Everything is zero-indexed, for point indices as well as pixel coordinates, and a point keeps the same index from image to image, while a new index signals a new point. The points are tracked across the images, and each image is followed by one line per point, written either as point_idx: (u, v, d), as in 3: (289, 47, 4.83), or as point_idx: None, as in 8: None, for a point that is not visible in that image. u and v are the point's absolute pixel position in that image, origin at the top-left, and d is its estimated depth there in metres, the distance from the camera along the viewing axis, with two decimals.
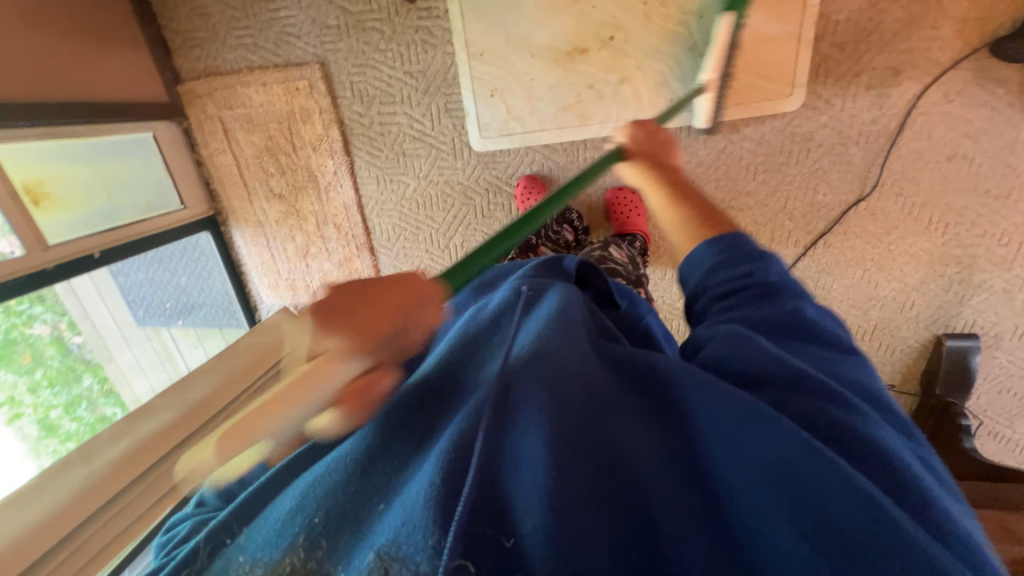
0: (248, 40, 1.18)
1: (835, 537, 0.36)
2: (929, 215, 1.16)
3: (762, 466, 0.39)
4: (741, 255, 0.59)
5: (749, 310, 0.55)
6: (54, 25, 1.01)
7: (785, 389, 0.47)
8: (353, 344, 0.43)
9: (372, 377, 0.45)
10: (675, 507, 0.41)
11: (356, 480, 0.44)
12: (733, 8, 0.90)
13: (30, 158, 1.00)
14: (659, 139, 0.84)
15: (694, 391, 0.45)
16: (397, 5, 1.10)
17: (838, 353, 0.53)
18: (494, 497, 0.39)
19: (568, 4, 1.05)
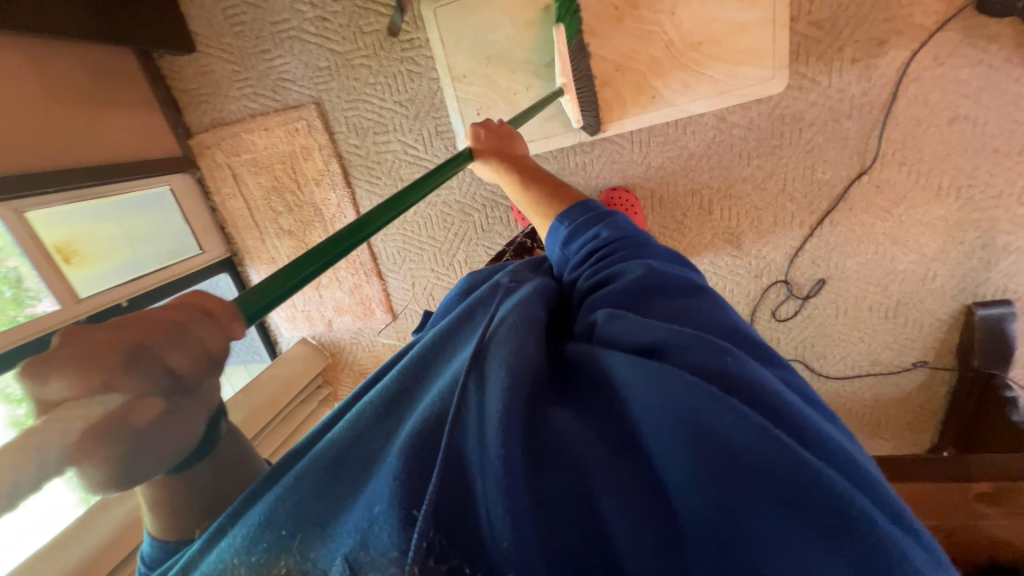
0: (248, 90, 1.26)
1: (767, 500, 0.33)
2: (938, 182, 1.12)
3: (673, 430, 0.37)
4: (578, 236, 0.64)
5: (617, 279, 0.55)
6: (77, 96, 1.10)
7: (696, 349, 0.41)
8: (90, 377, 0.30)
9: (131, 412, 0.31)
10: (604, 488, 0.39)
11: (321, 492, 0.45)
12: (563, 19, 1.02)
13: (60, 221, 1.09)
14: (503, 134, 0.87)
15: (626, 364, 0.43)
16: (380, 41, 1.16)
17: (685, 297, 0.51)
18: (456, 490, 0.41)
19: (539, 18, 1.08)
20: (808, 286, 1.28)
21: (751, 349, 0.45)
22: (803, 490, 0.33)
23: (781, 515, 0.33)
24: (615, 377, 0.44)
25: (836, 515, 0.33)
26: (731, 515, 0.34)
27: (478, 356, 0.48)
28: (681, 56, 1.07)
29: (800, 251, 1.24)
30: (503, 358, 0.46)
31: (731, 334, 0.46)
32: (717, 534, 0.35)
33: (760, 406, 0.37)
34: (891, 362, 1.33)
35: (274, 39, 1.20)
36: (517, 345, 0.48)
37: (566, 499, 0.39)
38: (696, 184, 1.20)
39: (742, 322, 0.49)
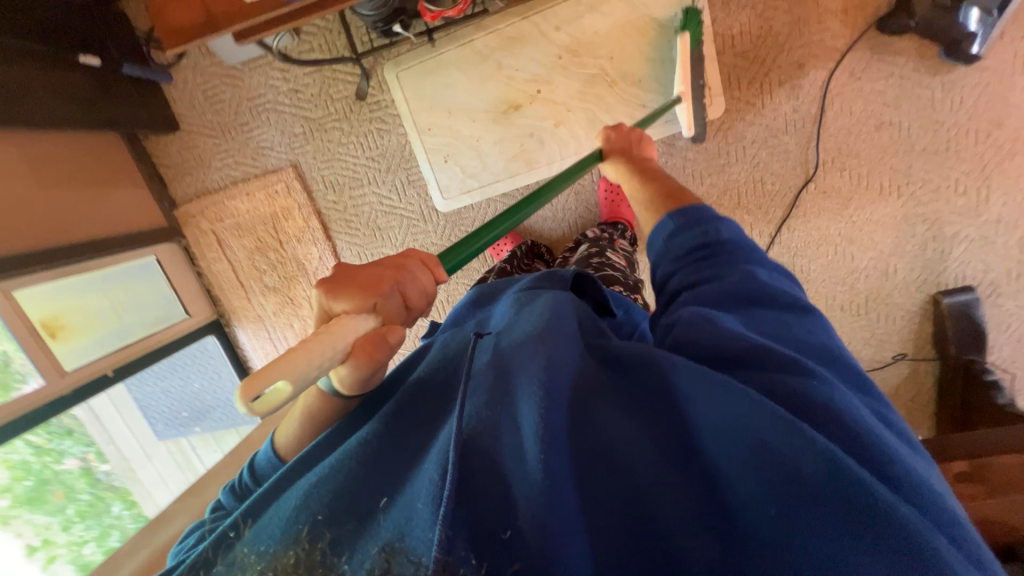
0: (229, 160, 1.34)
1: (818, 504, 0.39)
2: (879, 182, 1.19)
3: (720, 435, 0.44)
4: (684, 236, 0.64)
5: (723, 281, 0.58)
6: (68, 180, 1.16)
7: (769, 363, 0.48)
8: (363, 300, 0.50)
9: (386, 331, 0.50)
10: (646, 489, 0.44)
11: (360, 489, 0.49)
12: (689, 29, 1.05)
13: (47, 296, 1.12)
14: (630, 138, 0.91)
15: (685, 381, 0.47)
16: (350, 105, 1.25)
17: (791, 314, 0.56)
18: (491, 493, 0.44)
19: (494, 72, 1.18)
20: None
21: (843, 373, 0.51)
22: (850, 501, 0.39)
23: (825, 516, 0.39)
24: (676, 389, 0.48)
25: (887, 527, 0.38)
26: (771, 515, 0.40)
27: (523, 363, 0.52)
28: (626, 92, 1.16)
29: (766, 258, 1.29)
30: (553, 371, 0.50)
31: (829, 357, 0.52)
32: (743, 530, 0.41)
33: (825, 424, 0.44)
34: (873, 358, 1.36)
35: (251, 112, 1.30)
36: (563, 356, 0.53)
37: (608, 501, 0.44)
38: None
39: (843, 348, 0.54)
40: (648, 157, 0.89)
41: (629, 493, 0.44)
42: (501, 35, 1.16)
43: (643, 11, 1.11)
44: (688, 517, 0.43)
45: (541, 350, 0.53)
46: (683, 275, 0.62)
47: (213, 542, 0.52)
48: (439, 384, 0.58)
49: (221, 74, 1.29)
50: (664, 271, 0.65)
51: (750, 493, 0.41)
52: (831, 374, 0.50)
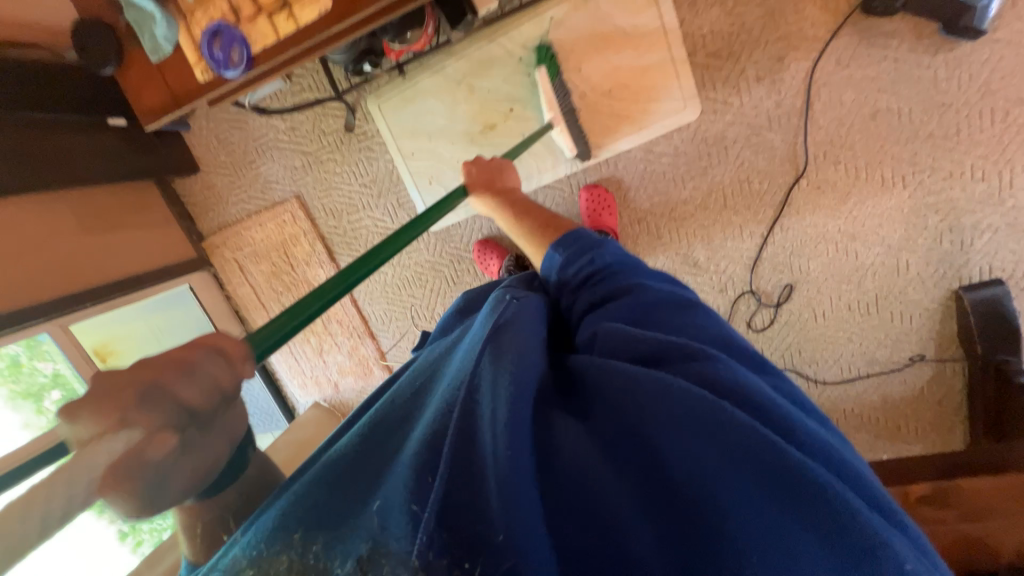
0: (242, 195, 1.49)
1: (759, 484, 0.38)
2: (881, 173, 1.11)
3: (671, 428, 0.41)
4: (574, 259, 0.69)
5: (619, 295, 0.60)
6: (110, 224, 1.33)
7: (679, 351, 0.49)
8: (117, 410, 0.33)
9: (147, 448, 0.32)
10: (608, 485, 0.42)
11: (334, 492, 0.46)
12: (544, 64, 1.10)
13: (97, 329, 1.31)
14: (489, 169, 0.98)
15: (623, 372, 0.46)
16: (341, 138, 1.35)
17: (682, 310, 0.57)
18: (462, 494, 0.40)
19: (467, 94, 1.22)
20: (777, 293, 1.25)
21: (744, 358, 0.52)
22: (791, 484, 0.38)
23: (763, 500, 0.38)
24: (621, 374, 0.46)
25: (813, 501, 0.38)
26: (713, 503, 0.39)
27: (502, 359, 0.48)
28: (596, 103, 1.16)
29: (760, 260, 1.23)
30: (527, 364, 0.48)
31: (723, 344, 0.53)
32: (696, 521, 0.39)
33: (753, 411, 0.43)
34: (889, 360, 1.25)
35: (257, 151, 1.43)
36: (536, 354, 0.50)
37: (575, 497, 0.42)
38: (640, 213, 1.24)
39: (733, 331, 0.56)
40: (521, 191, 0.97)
41: (592, 490, 0.42)
42: (471, 59, 1.19)
43: (607, 21, 1.10)
44: (645, 512, 0.41)
45: (507, 343, 0.49)
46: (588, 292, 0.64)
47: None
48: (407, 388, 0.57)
49: (230, 119, 1.42)
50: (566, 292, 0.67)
51: (697, 484, 0.39)
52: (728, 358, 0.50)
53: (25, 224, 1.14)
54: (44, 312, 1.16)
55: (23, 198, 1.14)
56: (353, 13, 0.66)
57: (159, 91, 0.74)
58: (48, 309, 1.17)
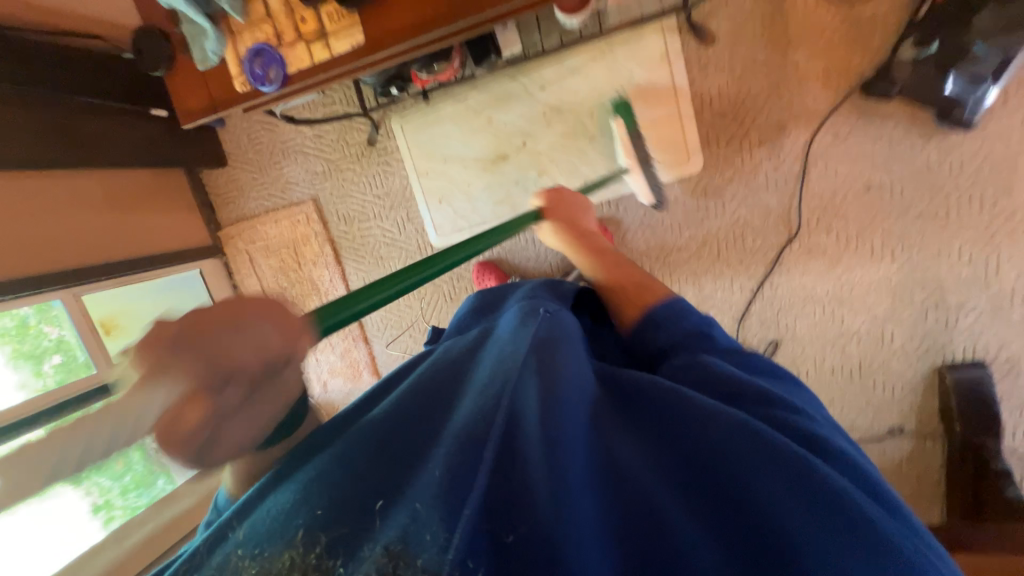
0: (263, 192, 1.57)
1: (851, 535, 0.39)
2: (870, 244, 1.15)
3: (726, 449, 0.43)
4: (669, 325, 0.64)
5: (719, 357, 0.58)
6: (134, 205, 1.40)
7: (766, 400, 0.51)
8: (165, 361, 0.37)
9: (182, 409, 0.36)
10: (661, 500, 0.43)
11: (361, 478, 0.47)
12: (621, 114, 1.14)
13: (107, 302, 1.35)
14: (573, 204, 0.96)
15: (695, 405, 0.47)
16: (362, 151, 1.42)
17: (786, 379, 0.59)
18: (496, 498, 0.41)
19: (485, 125, 1.30)
20: (762, 348, 1.27)
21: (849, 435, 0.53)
22: (832, 507, 0.40)
23: (816, 524, 0.39)
24: (698, 408, 0.47)
25: (904, 564, 0.38)
26: (771, 525, 0.40)
27: (548, 371, 0.49)
28: (604, 147, 1.22)
29: (748, 312, 1.26)
30: (570, 378, 0.49)
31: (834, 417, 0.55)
32: (773, 557, 0.39)
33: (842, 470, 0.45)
34: (869, 429, 1.26)
35: (283, 153, 1.51)
36: (581, 370, 0.51)
37: (623, 511, 0.43)
38: (636, 255, 1.28)
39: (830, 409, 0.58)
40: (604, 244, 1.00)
41: (646, 503, 0.43)
42: (492, 93, 1.27)
43: (623, 73, 1.17)
44: (701, 531, 0.41)
45: (553, 358, 0.51)
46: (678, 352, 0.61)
47: (212, 538, 0.50)
48: (436, 379, 0.56)
49: (262, 121, 1.51)
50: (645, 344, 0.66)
51: (750, 503, 0.41)
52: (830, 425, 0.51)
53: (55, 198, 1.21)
54: (60, 279, 1.21)
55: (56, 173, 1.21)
56: (381, 47, 0.72)
57: (201, 96, 0.81)
58: (61, 277, 1.22)
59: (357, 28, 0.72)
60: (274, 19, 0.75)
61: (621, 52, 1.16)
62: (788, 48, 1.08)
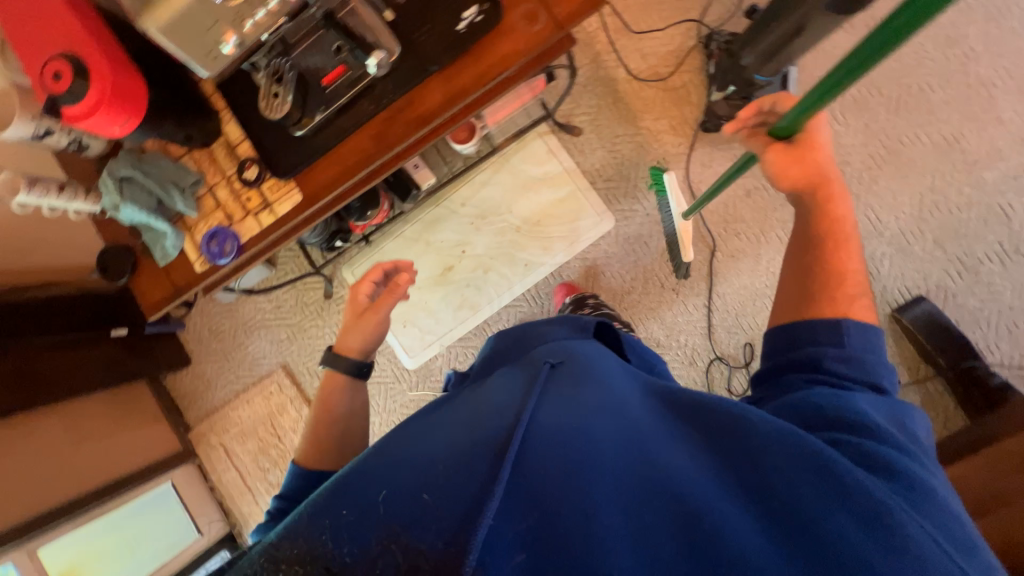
0: (231, 375, 1.58)
1: (897, 551, 0.41)
2: (775, 234, 1.32)
3: (759, 452, 0.49)
4: (852, 355, 0.66)
5: (854, 392, 0.63)
6: (99, 431, 1.34)
7: (844, 424, 0.56)
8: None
9: None
10: (697, 494, 0.46)
11: (381, 475, 0.47)
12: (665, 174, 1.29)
13: (68, 550, 1.22)
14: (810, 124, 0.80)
15: (759, 426, 0.51)
16: (321, 306, 1.52)
17: (902, 410, 0.62)
18: (519, 503, 0.43)
19: (427, 248, 1.46)
20: (741, 354, 1.33)
21: (922, 463, 0.55)
22: (871, 507, 0.44)
23: (847, 515, 0.43)
24: (758, 430, 0.51)
25: None
26: (801, 512, 0.44)
27: (579, 403, 0.56)
28: (531, 233, 1.41)
29: (712, 326, 1.34)
30: (597, 409, 0.56)
31: (912, 441, 0.59)
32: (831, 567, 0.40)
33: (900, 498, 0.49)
34: None
35: (246, 332, 1.56)
36: (614, 405, 0.58)
37: (659, 511, 0.45)
38: None
39: (921, 440, 0.61)
40: (822, 251, 0.75)
41: (679, 504, 0.45)
42: (424, 221, 1.45)
43: (523, 173, 1.41)
44: (735, 520, 0.44)
45: (591, 395, 0.59)
46: (831, 375, 0.64)
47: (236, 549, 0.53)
48: (467, 408, 0.59)
49: (220, 310, 1.58)
50: (786, 353, 0.70)
51: (785, 501, 0.45)
52: (909, 458, 0.54)
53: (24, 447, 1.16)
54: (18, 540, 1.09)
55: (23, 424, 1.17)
56: (320, 198, 0.81)
57: (162, 288, 0.85)
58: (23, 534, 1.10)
59: (295, 188, 0.81)
60: (223, 206, 0.83)
61: (514, 159, 1.41)
62: (636, 119, 1.37)
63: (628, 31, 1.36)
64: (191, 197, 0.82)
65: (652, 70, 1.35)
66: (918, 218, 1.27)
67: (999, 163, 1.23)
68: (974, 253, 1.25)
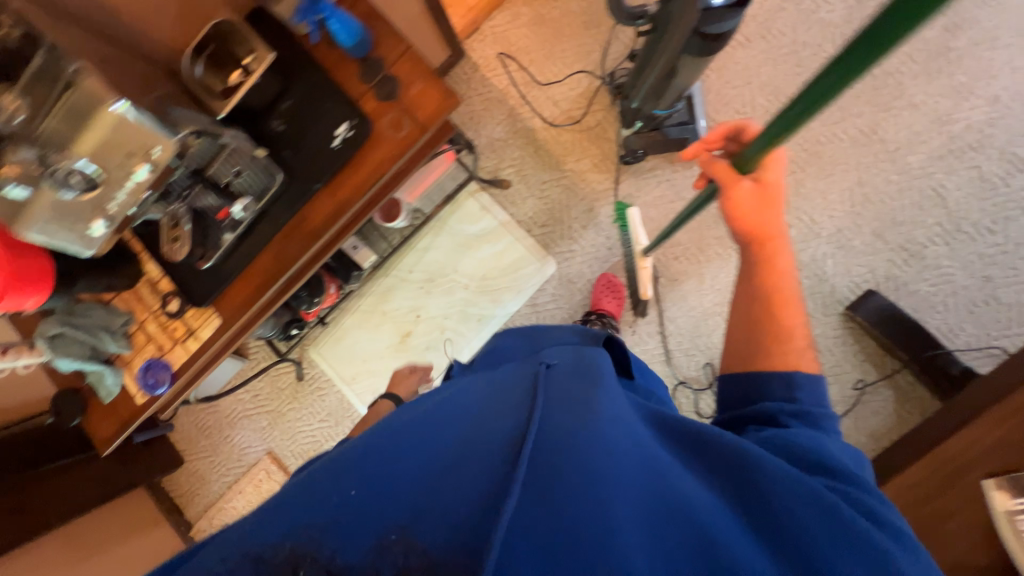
0: (222, 468, 1.63)
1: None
2: (713, 251, 1.33)
3: (777, 475, 0.47)
4: (806, 411, 0.61)
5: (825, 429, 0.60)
6: (106, 544, 1.39)
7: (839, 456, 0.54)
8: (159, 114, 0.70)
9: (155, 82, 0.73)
10: (710, 515, 0.43)
11: (383, 472, 0.45)
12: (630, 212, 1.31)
13: None
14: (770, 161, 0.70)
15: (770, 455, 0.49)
16: (294, 389, 1.57)
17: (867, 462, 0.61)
18: (528, 510, 0.40)
19: (384, 318, 1.50)
20: (704, 374, 1.32)
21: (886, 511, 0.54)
22: (866, 542, 0.43)
23: (845, 548, 0.43)
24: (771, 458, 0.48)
25: None
26: (803, 542, 0.43)
27: (601, 403, 0.51)
28: (479, 288, 1.45)
29: (670, 352, 1.34)
30: (617, 411, 0.51)
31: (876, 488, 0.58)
32: None
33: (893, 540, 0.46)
34: (841, 397, 1.24)
35: (230, 424, 1.62)
36: (629, 412, 0.55)
37: (675, 526, 0.42)
38: None
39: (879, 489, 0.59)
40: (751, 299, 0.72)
41: (694, 524, 0.42)
42: (376, 293, 1.50)
43: (462, 233, 1.45)
44: (741, 543, 0.42)
45: (607, 398, 0.54)
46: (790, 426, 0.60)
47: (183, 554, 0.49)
48: (465, 403, 0.56)
49: (203, 407, 1.64)
50: (736, 410, 0.66)
51: (790, 537, 0.43)
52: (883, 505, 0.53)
53: (40, 568, 1.20)
54: None
55: (37, 548, 1.22)
56: (237, 319, 0.86)
57: (112, 422, 0.91)
58: None
59: (213, 314, 0.86)
60: (154, 338, 0.89)
61: (451, 221, 1.46)
62: (560, 164, 1.40)
63: (536, 82, 1.41)
64: (123, 337, 0.89)
65: (565, 114, 1.40)
66: (852, 212, 1.25)
67: (922, 146, 1.22)
68: (917, 238, 1.23)
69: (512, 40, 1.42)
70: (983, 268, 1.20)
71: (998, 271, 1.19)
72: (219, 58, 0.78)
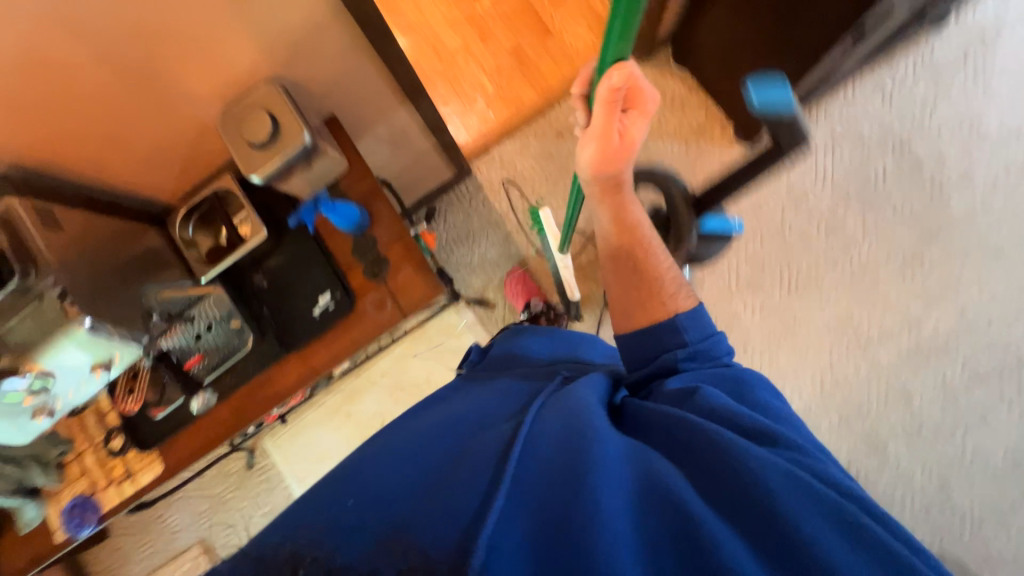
0: (147, 550, 1.52)
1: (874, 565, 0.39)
2: None
3: (732, 444, 0.45)
4: (697, 350, 0.62)
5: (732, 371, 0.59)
6: None
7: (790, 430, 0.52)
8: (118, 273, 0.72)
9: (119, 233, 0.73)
10: (685, 494, 0.42)
11: (374, 492, 0.49)
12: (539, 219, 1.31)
13: None
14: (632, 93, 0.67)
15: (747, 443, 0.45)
16: (241, 477, 1.50)
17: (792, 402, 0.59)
18: (502, 516, 0.42)
19: (348, 419, 1.46)
20: None
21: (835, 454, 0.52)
22: (834, 507, 0.41)
23: (817, 518, 0.41)
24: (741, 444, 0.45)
25: None
26: (789, 520, 0.40)
27: (569, 400, 0.54)
28: None
29: None
30: (592, 406, 0.52)
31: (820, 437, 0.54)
32: None
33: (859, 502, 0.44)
34: None
35: (166, 503, 1.53)
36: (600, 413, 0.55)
37: (646, 510, 0.43)
38: None
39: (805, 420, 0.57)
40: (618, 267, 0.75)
41: (672, 516, 0.42)
42: (344, 392, 1.47)
43: (440, 345, 1.45)
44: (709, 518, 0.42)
45: (568, 400, 0.54)
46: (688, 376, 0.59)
47: None
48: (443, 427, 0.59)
49: None
50: (640, 370, 0.64)
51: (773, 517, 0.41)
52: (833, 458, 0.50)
53: None
54: None
55: None
56: (179, 468, 0.82)
57: (22, 556, 0.85)
58: None
59: (157, 460, 0.82)
60: (89, 473, 0.84)
61: (432, 332, 1.45)
62: (546, 295, 1.42)
63: (535, 213, 1.45)
64: (55, 468, 0.84)
65: None
66: (821, 395, 1.28)
67: (891, 343, 1.27)
68: (880, 432, 1.25)
69: (518, 167, 1.47)
70: (941, 471, 1.22)
71: (955, 477, 1.21)
72: (208, 216, 0.80)
